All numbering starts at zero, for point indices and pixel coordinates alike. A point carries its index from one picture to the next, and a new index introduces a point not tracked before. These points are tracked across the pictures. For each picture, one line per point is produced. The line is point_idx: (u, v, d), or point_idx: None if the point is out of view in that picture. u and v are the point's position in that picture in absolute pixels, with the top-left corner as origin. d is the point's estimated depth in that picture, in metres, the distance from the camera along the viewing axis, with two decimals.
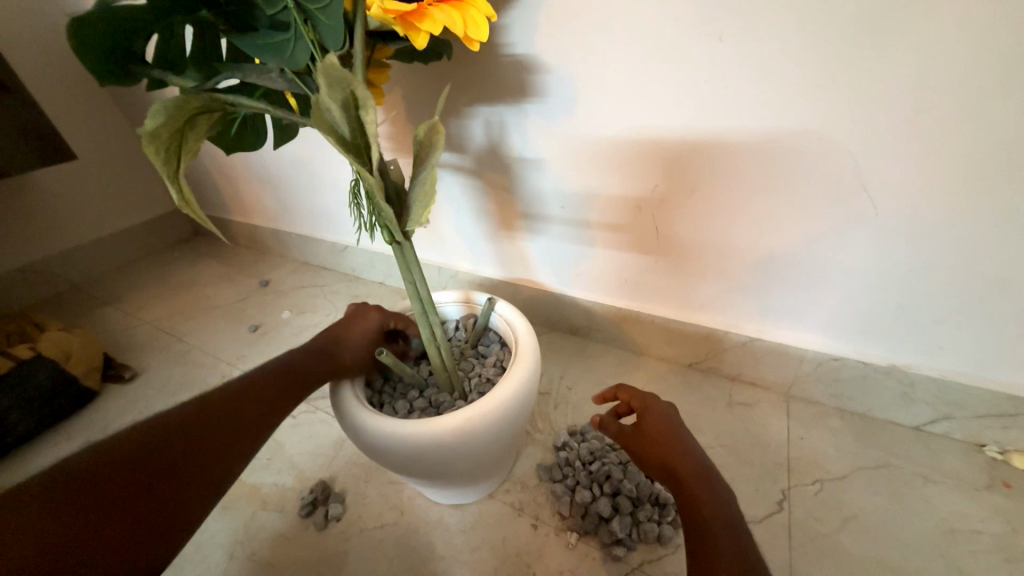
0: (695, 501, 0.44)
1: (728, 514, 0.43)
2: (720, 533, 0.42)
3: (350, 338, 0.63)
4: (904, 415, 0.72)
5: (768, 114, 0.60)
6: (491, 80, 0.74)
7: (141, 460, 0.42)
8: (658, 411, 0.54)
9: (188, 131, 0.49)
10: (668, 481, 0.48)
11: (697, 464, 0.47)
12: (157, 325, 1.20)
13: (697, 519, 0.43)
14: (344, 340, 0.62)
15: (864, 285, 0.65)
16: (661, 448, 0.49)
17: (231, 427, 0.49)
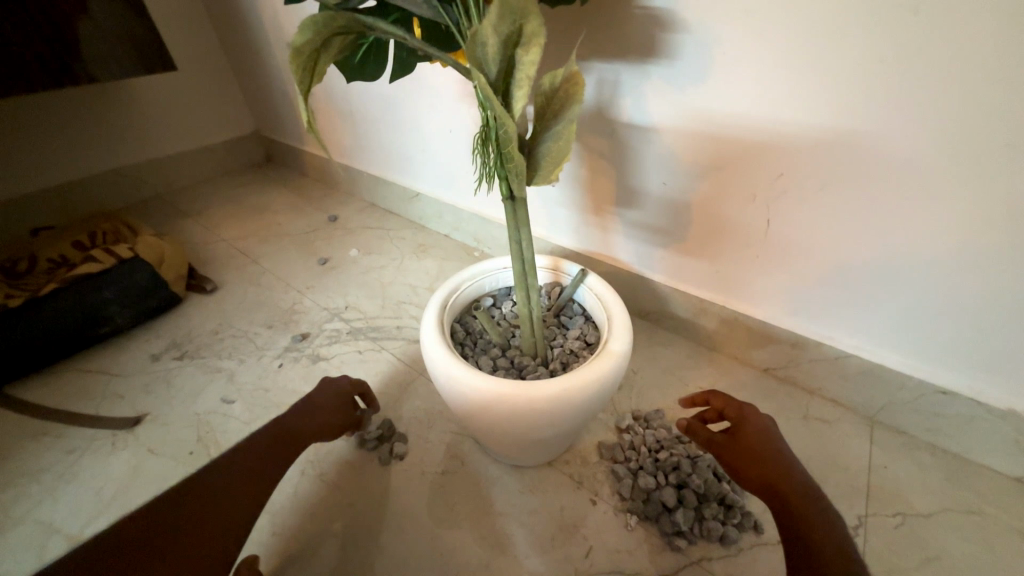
0: (806, 522, 0.45)
1: (840, 537, 0.44)
2: (834, 554, 0.42)
3: (314, 403, 0.65)
4: (1007, 464, 0.66)
5: (946, 110, 0.52)
6: (617, 35, 0.68)
7: (205, 489, 0.51)
8: (756, 423, 0.55)
9: (322, 52, 0.47)
10: (768, 496, 0.49)
11: (803, 485, 0.49)
12: (234, 244, 1.25)
13: (806, 537, 0.44)
14: (307, 404, 0.64)
15: (1005, 320, 0.58)
16: (765, 464, 0.51)
17: (247, 473, 0.54)
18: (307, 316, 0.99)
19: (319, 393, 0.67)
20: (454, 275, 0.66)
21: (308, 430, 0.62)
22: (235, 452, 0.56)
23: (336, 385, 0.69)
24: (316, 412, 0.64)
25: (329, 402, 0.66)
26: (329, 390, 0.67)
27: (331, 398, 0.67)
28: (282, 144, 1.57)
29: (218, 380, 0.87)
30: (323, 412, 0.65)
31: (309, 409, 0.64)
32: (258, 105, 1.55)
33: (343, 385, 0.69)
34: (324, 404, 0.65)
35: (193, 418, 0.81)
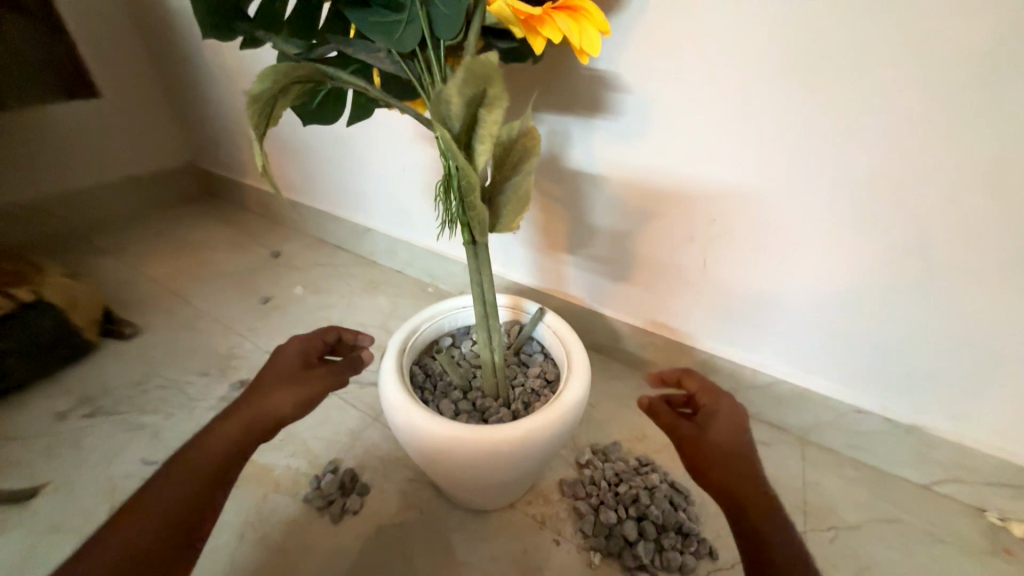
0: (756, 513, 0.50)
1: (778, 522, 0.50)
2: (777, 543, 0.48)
3: (271, 380, 0.51)
4: (914, 472, 0.75)
5: (843, 171, 0.61)
6: (567, 91, 0.74)
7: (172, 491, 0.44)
8: (720, 407, 0.57)
9: (279, 97, 0.47)
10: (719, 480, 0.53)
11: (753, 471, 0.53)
12: (162, 283, 1.15)
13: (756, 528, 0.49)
14: (263, 385, 0.50)
15: (902, 346, 0.67)
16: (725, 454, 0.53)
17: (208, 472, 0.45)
18: (247, 360, 0.93)
19: (283, 361, 0.53)
20: (411, 317, 0.65)
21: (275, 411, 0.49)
22: (183, 461, 0.45)
23: (291, 349, 0.54)
24: (278, 390, 0.50)
25: (290, 371, 0.51)
26: (284, 358, 0.53)
27: (290, 367, 0.52)
28: (219, 176, 1.48)
29: (140, 438, 0.78)
30: (288, 385, 0.50)
31: (269, 387, 0.50)
32: (193, 136, 1.47)
33: (299, 345, 0.54)
34: (284, 377, 0.51)
35: (107, 484, 0.72)
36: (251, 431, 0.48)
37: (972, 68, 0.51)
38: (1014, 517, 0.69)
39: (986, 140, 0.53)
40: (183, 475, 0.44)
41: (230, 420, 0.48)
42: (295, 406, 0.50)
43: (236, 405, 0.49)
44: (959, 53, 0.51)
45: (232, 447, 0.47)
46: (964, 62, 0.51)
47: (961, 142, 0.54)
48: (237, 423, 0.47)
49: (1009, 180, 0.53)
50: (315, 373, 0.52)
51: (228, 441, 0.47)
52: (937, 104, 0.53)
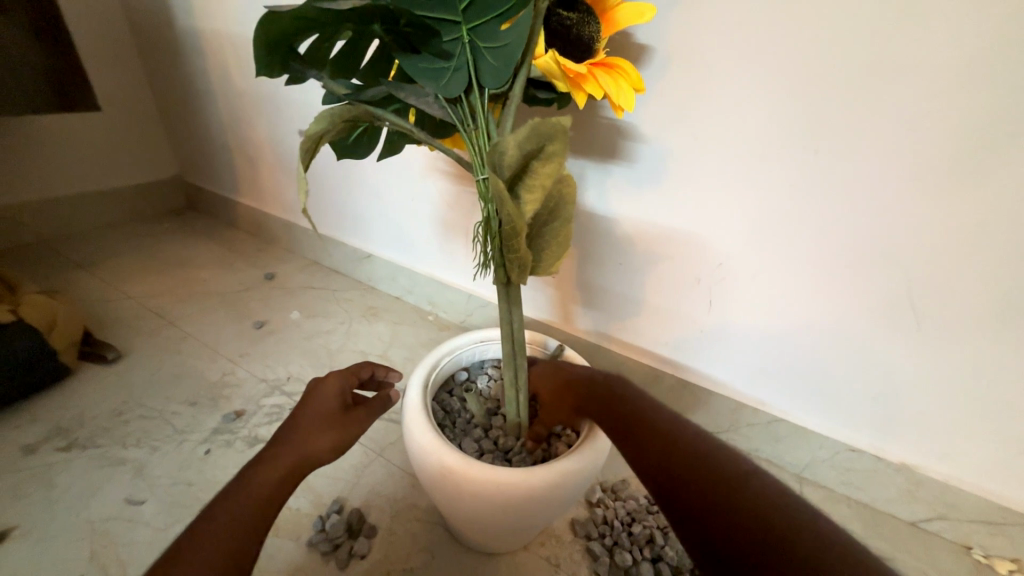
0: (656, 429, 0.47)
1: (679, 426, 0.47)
2: (684, 447, 0.45)
3: (315, 416, 0.50)
4: (904, 511, 0.78)
5: (844, 226, 0.65)
6: (583, 136, 0.78)
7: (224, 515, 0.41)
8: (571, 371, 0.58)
9: (325, 135, 0.48)
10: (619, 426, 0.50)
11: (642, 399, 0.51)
12: (145, 302, 1.09)
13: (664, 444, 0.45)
14: (307, 421, 0.50)
15: (897, 389, 0.71)
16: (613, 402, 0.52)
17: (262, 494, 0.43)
18: (239, 389, 0.88)
19: (322, 392, 0.53)
20: (432, 351, 0.64)
21: (323, 437, 0.49)
22: (229, 502, 0.42)
23: (331, 385, 0.54)
24: (325, 428, 0.50)
25: (333, 408, 0.52)
26: (324, 395, 0.53)
27: (331, 404, 0.52)
28: (208, 192, 1.44)
29: (122, 475, 0.73)
30: (335, 422, 0.51)
31: (315, 423, 0.50)
32: (184, 149, 1.43)
33: (338, 380, 0.55)
34: (327, 414, 0.51)
35: (84, 528, 0.66)
36: (300, 464, 0.47)
37: (960, 142, 0.56)
38: (997, 555, 0.73)
39: (974, 206, 0.57)
40: (236, 506, 0.42)
41: (278, 457, 0.46)
42: (339, 445, 0.50)
43: (278, 441, 0.48)
44: (953, 128, 0.56)
45: (281, 483, 0.45)
46: (957, 137, 0.56)
47: (953, 207, 0.58)
48: (285, 462, 0.46)
49: (995, 243, 0.58)
50: (358, 412, 0.53)
51: (280, 473, 0.45)
52: (927, 172, 0.58)
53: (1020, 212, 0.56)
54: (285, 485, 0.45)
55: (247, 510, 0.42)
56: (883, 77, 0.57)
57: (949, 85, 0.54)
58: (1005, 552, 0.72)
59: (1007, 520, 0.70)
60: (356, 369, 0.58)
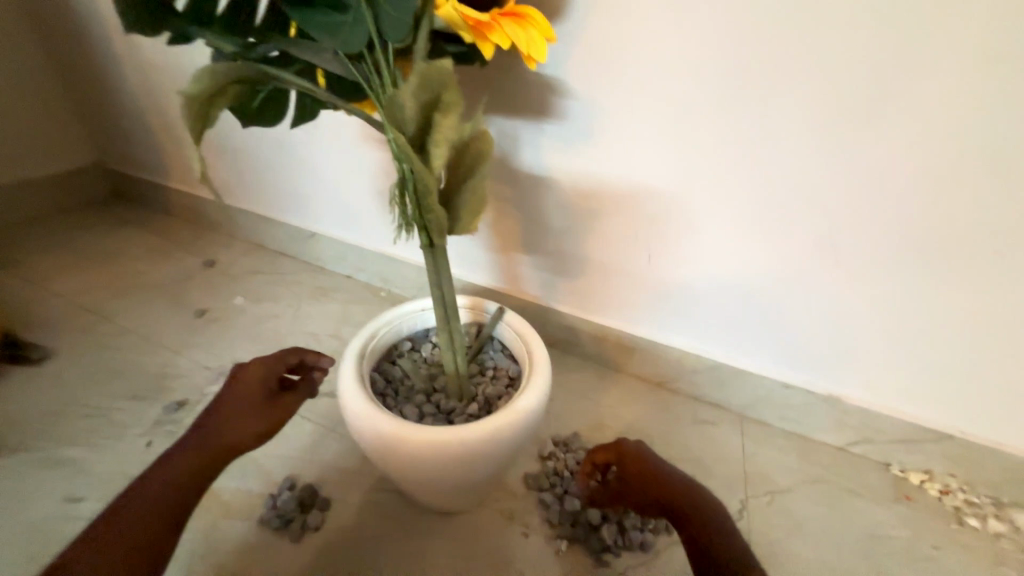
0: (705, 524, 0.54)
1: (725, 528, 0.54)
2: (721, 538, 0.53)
3: (238, 404, 0.51)
4: (834, 437, 0.83)
5: (766, 170, 0.67)
6: (513, 95, 0.76)
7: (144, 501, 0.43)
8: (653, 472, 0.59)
9: (218, 97, 0.44)
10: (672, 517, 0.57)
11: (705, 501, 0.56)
12: (73, 298, 1.03)
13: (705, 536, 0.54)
14: (230, 408, 0.50)
15: (822, 325, 0.75)
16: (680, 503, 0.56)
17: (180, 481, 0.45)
18: (181, 379, 0.85)
19: (246, 380, 0.52)
20: (369, 322, 0.64)
21: (244, 425, 0.50)
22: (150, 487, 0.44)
23: (255, 372, 0.53)
24: (246, 418, 0.50)
25: (254, 400, 0.51)
26: (247, 381, 0.52)
27: (255, 391, 0.52)
28: (134, 178, 1.35)
29: (58, 474, 0.70)
30: (258, 410, 0.51)
31: (237, 411, 0.50)
32: (102, 133, 1.32)
33: (261, 368, 0.53)
34: (249, 404, 0.51)
35: (21, 529, 0.64)
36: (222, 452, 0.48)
37: (862, 80, 0.58)
38: (913, 468, 0.79)
39: (878, 141, 0.60)
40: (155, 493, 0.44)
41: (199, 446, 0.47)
42: (262, 433, 0.51)
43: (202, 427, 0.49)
44: (854, 67, 0.58)
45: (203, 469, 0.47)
46: (860, 74, 0.58)
47: (860, 143, 0.61)
48: (202, 453, 0.47)
49: (899, 176, 0.61)
50: (282, 400, 0.53)
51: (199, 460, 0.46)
52: (834, 111, 0.61)
53: (916, 145, 0.59)
54: (201, 476, 0.46)
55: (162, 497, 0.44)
56: (790, 18, 0.58)
57: (851, 21, 0.56)
58: (921, 465, 0.78)
59: (921, 436, 0.76)
60: (283, 353, 0.55)
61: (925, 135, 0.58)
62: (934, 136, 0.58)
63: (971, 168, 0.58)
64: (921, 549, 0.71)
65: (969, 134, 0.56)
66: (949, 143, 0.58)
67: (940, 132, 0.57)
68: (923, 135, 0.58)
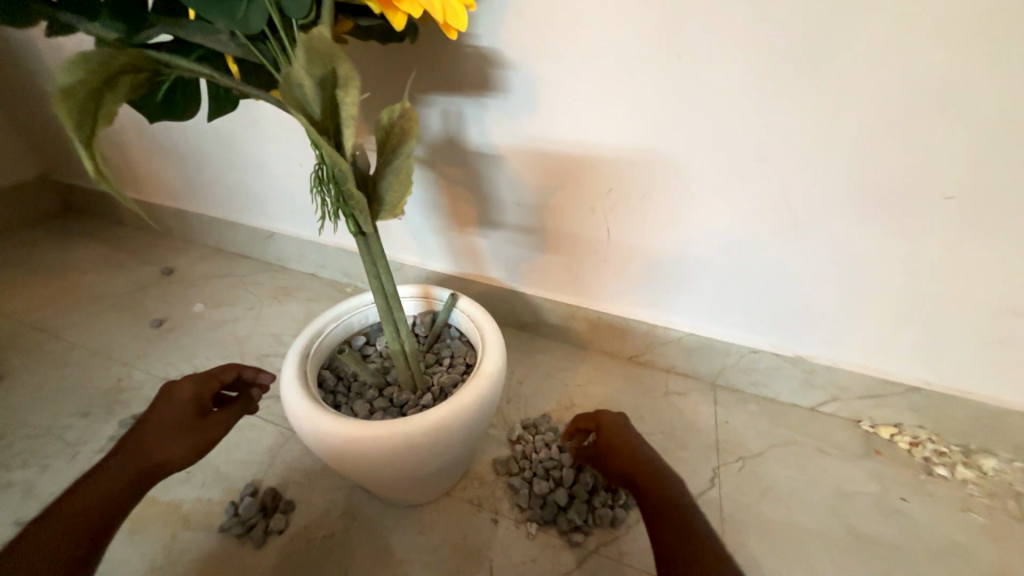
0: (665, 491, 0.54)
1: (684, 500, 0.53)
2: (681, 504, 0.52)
3: (169, 422, 0.51)
4: (803, 398, 0.83)
5: (714, 131, 0.65)
6: (453, 71, 0.73)
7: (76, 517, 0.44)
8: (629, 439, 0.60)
9: (107, 92, 0.41)
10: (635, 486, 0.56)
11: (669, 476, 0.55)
12: (23, 317, 1.00)
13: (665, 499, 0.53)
14: (160, 427, 0.51)
15: (783, 287, 0.74)
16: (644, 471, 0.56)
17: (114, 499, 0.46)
18: (138, 392, 0.83)
19: (175, 398, 0.52)
20: (315, 319, 0.62)
21: (175, 443, 0.50)
22: (76, 505, 0.44)
23: (185, 391, 0.53)
24: (178, 436, 0.51)
25: (184, 418, 0.52)
26: (178, 399, 0.52)
27: (187, 410, 0.52)
28: (85, 189, 1.30)
29: (9, 500, 0.68)
30: (190, 429, 0.52)
31: (168, 430, 0.51)
32: (46, 144, 1.27)
33: (193, 386, 0.54)
34: (181, 422, 0.52)
35: None
36: (152, 472, 0.49)
37: (805, 30, 0.55)
38: (881, 423, 0.79)
39: (824, 92, 0.58)
40: (84, 511, 0.44)
41: (129, 464, 0.48)
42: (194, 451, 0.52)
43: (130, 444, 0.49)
44: (794, 17, 0.55)
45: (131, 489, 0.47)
46: (801, 23, 0.55)
47: (805, 96, 0.59)
48: (127, 470, 0.48)
49: (847, 129, 0.59)
50: (215, 418, 0.54)
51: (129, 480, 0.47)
52: (778, 64, 0.58)
53: (861, 95, 0.57)
54: (122, 497, 0.47)
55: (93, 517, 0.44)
56: None
57: None
58: (889, 419, 0.79)
59: (887, 391, 0.76)
60: (217, 369, 0.57)
61: (870, 83, 0.56)
62: (881, 83, 0.56)
63: (917, 114, 0.56)
64: (889, 502, 0.71)
65: (914, 78, 0.54)
66: (894, 90, 0.56)
67: (885, 79, 0.55)
68: (869, 82, 0.56)
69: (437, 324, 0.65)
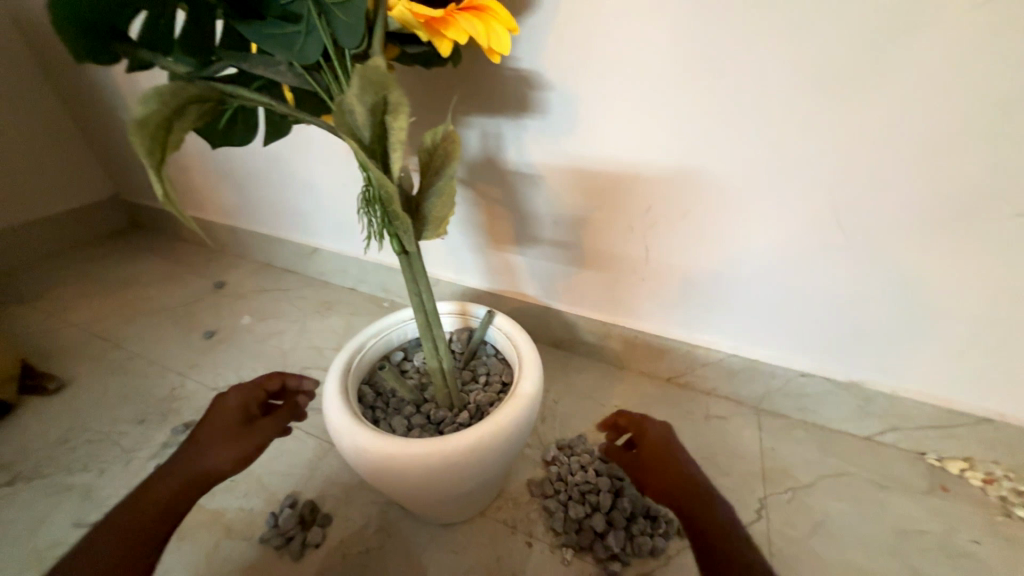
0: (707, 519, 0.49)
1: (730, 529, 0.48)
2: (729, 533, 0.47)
3: (218, 429, 0.53)
4: (858, 427, 0.78)
5: (759, 147, 0.63)
6: (493, 93, 0.75)
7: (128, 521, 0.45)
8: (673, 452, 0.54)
9: (175, 120, 0.43)
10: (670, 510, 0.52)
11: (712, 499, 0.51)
12: (90, 327, 1.07)
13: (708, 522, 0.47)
14: (210, 434, 0.52)
15: (834, 307, 0.70)
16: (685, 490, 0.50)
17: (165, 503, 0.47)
18: (189, 401, 0.87)
19: (224, 406, 0.55)
20: (357, 335, 0.63)
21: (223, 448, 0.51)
22: (132, 510, 0.46)
23: (233, 399, 0.56)
24: (226, 441, 0.52)
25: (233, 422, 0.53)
26: (226, 407, 0.55)
27: (235, 417, 0.54)
28: (150, 208, 1.40)
29: (70, 500, 0.72)
30: (237, 435, 0.53)
31: (216, 436, 0.52)
32: (118, 168, 1.38)
33: (239, 395, 0.56)
34: (229, 428, 0.53)
35: (34, 557, 0.66)
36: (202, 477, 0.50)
37: (855, 44, 0.54)
38: (948, 456, 0.73)
39: (879, 105, 0.55)
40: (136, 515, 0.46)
41: (180, 469, 0.49)
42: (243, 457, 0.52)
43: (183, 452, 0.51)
44: (845, 30, 0.53)
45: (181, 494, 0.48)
46: (852, 37, 0.53)
47: (858, 110, 0.57)
48: (178, 475, 0.49)
49: (904, 142, 0.56)
50: (260, 423, 0.55)
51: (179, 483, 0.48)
52: (828, 78, 0.56)
53: (920, 106, 0.54)
54: (174, 499, 0.47)
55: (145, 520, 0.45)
56: None
57: None
58: (957, 452, 0.72)
59: (954, 421, 0.70)
60: (263, 378, 0.59)
61: (930, 95, 0.53)
62: (943, 95, 0.53)
63: (985, 126, 0.53)
64: (959, 544, 0.65)
65: (980, 89, 0.51)
66: (957, 101, 0.52)
67: (947, 91, 0.52)
68: (929, 94, 0.53)
69: (473, 341, 0.65)
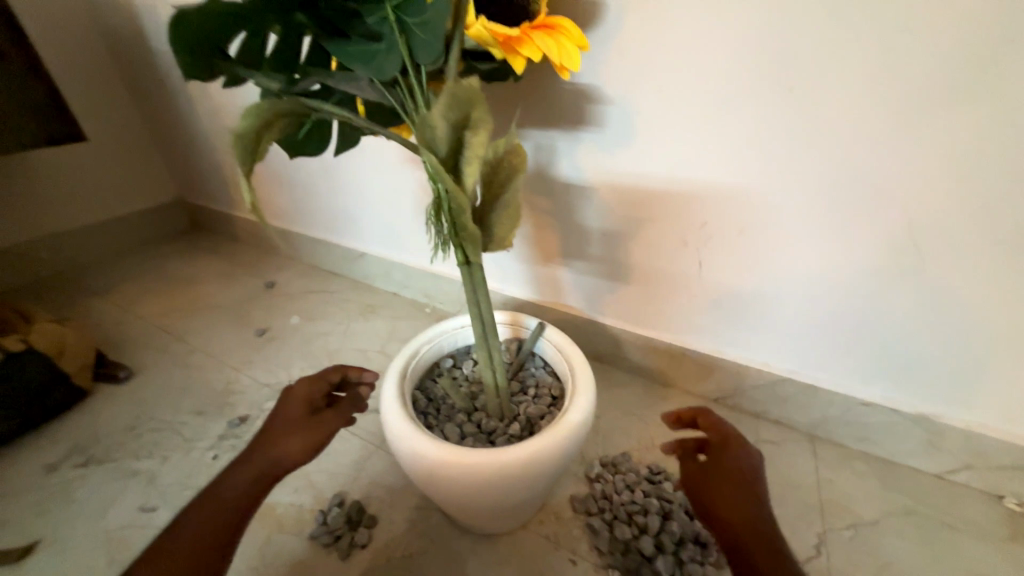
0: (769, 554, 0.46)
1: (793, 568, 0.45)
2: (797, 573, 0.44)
3: (286, 422, 0.55)
4: (925, 463, 0.73)
5: (829, 165, 0.61)
6: (550, 107, 0.75)
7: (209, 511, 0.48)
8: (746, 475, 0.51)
9: (265, 131, 0.46)
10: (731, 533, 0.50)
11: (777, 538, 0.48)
12: (155, 320, 1.14)
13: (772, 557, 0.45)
14: (279, 426, 0.55)
15: (904, 334, 0.66)
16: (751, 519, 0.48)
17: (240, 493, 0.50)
18: (244, 396, 0.91)
19: (290, 399, 0.57)
20: (411, 341, 0.64)
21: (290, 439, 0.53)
22: (211, 499, 0.49)
23: (298, 393, 0.58)
24: (294, 433, 0.54)
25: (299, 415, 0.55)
26: (293, 400, 0.57)
27: (300, 410, 0.56)
28: (210, 210, 1.49)
29: (136, 485, 0.76)
30: (303, 427, 0.55)
31: (285, 428, 0.54)
32: (184, 171, 1.47)
33: (304, 388, 0.58)
34: (295, 421, 0.55)
35: (103, 536, 0.70)
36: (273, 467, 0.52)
37: (942, 60, 0.51)
38: None
39: (965, 124, 0.53)
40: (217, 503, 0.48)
41: (254, 460, 0.51)
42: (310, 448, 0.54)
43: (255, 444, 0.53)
44: (930, 47, 0.51)
45: (255, 484, 0.51)
46: (939, 53, 0.51)
47: (942, 130, 0.54)
48: (251, 466, 0.51)
49: (994, 164, 0.53)
50: (323, 416, 0.57)
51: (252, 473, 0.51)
52: (910, 95, 0.54)
53: (1014, 128, 0.51)
54: (248, 489, 0.50)
55: (224, 508, 0.48)
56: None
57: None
58: None
59: None
60: (324, 371, 0.61)
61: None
62: None
63: None
64: None
65: None
66: None
67: None
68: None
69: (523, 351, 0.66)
